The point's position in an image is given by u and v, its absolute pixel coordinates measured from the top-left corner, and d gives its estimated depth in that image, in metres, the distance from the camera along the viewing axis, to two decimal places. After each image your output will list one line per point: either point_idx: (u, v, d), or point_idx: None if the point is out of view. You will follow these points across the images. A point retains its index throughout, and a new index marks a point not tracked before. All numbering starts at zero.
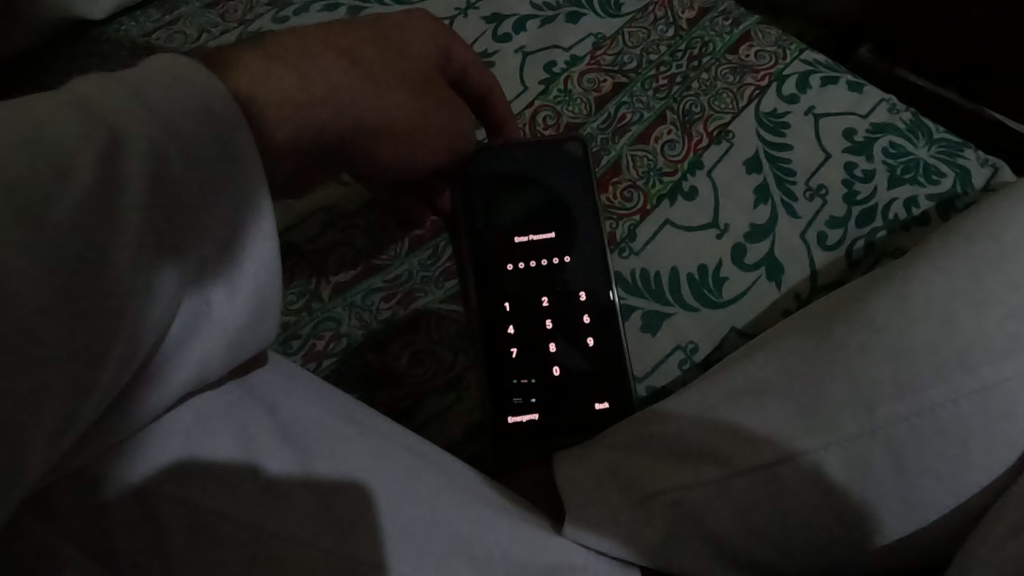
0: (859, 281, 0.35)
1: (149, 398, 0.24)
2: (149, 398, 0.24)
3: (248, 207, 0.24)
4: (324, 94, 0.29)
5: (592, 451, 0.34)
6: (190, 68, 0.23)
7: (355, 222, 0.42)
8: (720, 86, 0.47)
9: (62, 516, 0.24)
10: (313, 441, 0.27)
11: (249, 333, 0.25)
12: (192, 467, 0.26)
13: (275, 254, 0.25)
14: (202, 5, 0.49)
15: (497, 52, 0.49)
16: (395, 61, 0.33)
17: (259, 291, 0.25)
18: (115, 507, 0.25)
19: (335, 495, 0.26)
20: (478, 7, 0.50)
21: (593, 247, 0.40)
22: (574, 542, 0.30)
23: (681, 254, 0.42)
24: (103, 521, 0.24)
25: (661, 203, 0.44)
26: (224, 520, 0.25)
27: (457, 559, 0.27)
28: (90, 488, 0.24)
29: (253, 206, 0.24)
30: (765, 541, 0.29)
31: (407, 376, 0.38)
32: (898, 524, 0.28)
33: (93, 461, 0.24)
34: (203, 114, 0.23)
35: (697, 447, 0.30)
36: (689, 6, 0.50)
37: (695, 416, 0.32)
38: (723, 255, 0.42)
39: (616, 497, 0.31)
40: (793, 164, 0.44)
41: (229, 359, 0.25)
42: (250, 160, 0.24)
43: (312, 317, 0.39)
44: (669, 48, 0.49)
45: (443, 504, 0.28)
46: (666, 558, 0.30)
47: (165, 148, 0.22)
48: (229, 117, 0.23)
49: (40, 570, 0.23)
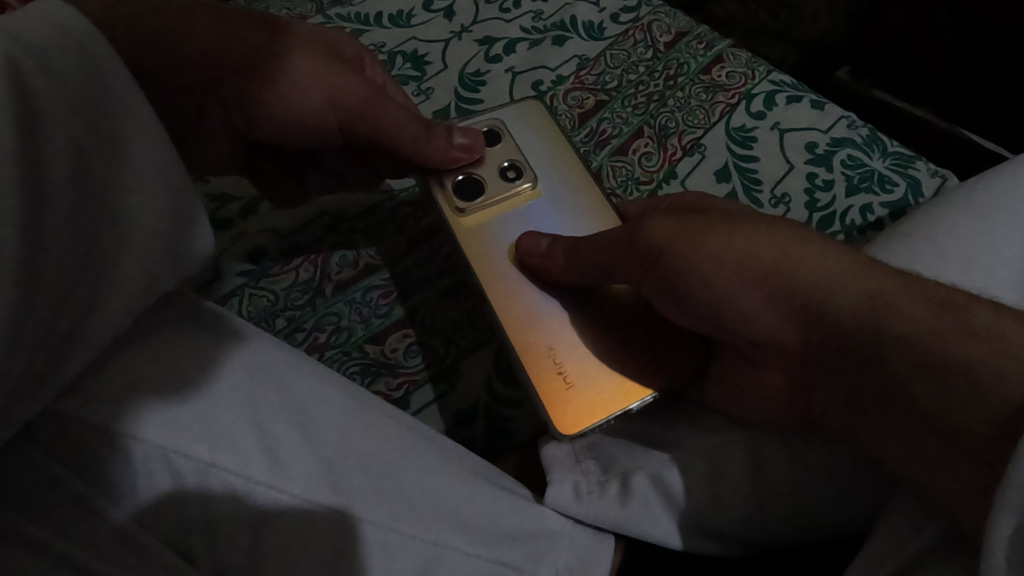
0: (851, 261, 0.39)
1: (90, 342, 0.25)
2: (89, 340, 0.25)
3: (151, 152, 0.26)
4: (166, 15, 0.38)
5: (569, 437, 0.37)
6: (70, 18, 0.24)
7: (355, 225, 0.45)
8: (693, 104, 0.51)
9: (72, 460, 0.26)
10: (317, 421, 0.29)
11: (167, 262, 0.26)
12: (192, 450, 0.26)
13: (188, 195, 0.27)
14: None
15: (489, 72, 0.53)
16: (284, 45, 0.41)
17: (178, 227, 0.27)
18: (128, 472, 0.26)
19: (341, 467, 0.28)
20: (472, 30, 0.55)
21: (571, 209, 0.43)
22: (554, 509, 0.34)
23: (705, 179, 0.48)
24: (110, 483, 0.26)
25: (659, 186, 0.48)
26: (228, 489, 0.27)
27: (448, 524, 0.29)
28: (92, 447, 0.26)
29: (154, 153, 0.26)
30: (714, 507, 0.33)
31: (402, 365, 0.41)
32: (826, 489, 0.32)
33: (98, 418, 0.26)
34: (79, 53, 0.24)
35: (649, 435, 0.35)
36: (667, 31, 0.55)
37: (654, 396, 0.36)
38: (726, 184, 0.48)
39: (594, 470, 0.35)
40: (759, 174, 0.48)
41: (150, 292, 0.26)
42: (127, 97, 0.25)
43: (315, 312, 0.43)
44: (648, 68, 0.53)
45: (438, 481, 0.30)
46: (631, 524, 0.34)
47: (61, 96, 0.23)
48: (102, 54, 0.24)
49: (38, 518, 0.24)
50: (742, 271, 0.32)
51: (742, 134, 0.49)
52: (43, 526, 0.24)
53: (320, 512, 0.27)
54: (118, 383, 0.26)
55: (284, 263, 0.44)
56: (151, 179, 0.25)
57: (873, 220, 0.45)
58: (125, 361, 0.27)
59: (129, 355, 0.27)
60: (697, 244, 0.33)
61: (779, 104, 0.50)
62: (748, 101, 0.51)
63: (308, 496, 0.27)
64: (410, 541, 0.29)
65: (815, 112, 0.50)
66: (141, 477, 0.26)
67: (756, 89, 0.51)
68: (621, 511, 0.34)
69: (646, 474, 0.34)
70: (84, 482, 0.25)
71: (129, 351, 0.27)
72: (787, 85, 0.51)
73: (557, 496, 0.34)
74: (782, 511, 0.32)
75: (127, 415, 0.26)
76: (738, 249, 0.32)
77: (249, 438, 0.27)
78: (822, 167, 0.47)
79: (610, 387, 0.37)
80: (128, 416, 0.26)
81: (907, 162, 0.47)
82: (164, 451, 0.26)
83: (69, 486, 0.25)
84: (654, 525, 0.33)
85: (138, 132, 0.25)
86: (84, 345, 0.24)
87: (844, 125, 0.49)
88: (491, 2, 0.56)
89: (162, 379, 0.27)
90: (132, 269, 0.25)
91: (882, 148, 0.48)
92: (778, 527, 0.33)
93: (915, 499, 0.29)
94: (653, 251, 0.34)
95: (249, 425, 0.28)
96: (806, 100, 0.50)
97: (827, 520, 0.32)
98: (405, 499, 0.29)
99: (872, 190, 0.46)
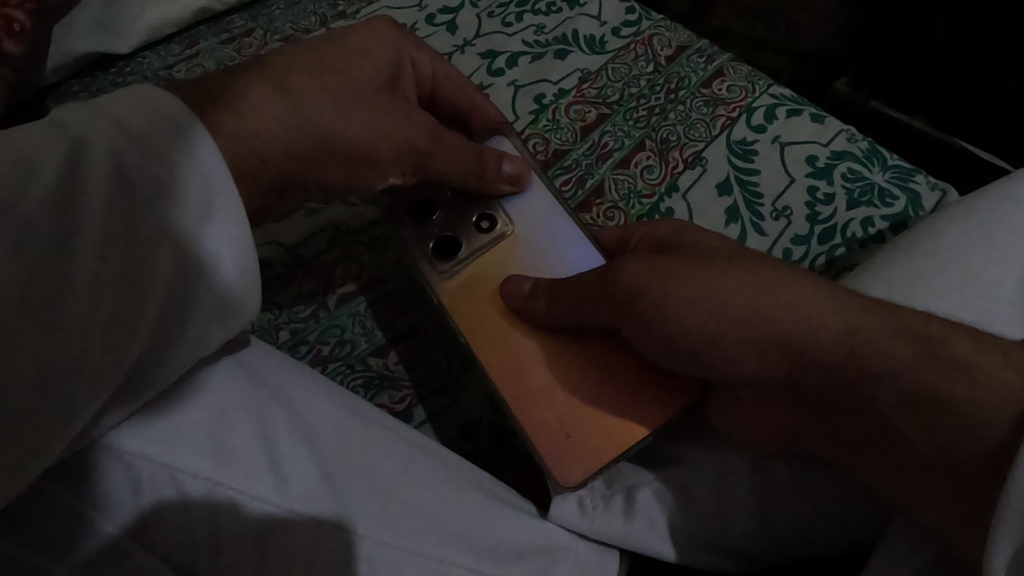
0: (855, 275, 0.39)
1: (140, 386, 0.25)
2: (142, 386, 0.25)
3: (217, 205, 0.26)
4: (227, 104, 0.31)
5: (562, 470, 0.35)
6: (154, 91, 0.26)
7: (359, 238, 0.45)
8: (694, 117, 0.51)
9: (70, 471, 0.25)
10: (324, 437, 0.29)
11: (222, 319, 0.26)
12: (203, 467, 0.26)
13: (249, 243, 0.27)
14: (219, 41, 0.56)
15: (491, 85, 0.54)
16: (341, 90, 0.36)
17: (235, 281, 0.26)
18: (135, 485, 0.26)
19: (346, 484, 0.28)
20: (474, 44, 0.55)
21: (560, 239, 0.42)
22: (558, 525, 0.34)
23: (705, 197, 0.48)
24: (111, 497, 0.25)
25: (662, 200, 0.48)
26: (233, 504, 0.26)
27: (455, 541, 0.29)
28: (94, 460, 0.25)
29: (222, 206, 0.26)
30: (717, 523, 0.33)
31: (405, 378, 0.41)
32: (828, 504, 0.32)
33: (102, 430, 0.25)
34: (159, 119, 0.25)
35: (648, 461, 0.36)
36: (668, 44, 0.55)
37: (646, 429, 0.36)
38: (714, 209, 0.48)
39: (598, 485, 0.35)
40: (760, 187, 0.48)
41: (201, 343, 0.26)
42: (199, 149, 0.26)
43: (318, 325, 0.43)
44: (649, 82, 0.53)
45: (444, 497, 0.30)
46: (636, 541, 0.33)
47: (125, 152, 0.24)
48: (180, 116, 0.26)
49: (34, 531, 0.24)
50: (721, 311, 0.32)
51: (743, 147, 0.50)
52: (41, 546, 0.24)
53: (324, 530, 0.27)
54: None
55: (286, 277, 0.44)
56: (213, 231, 0.25)
57: (874, 233, 0.45)
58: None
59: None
60: (675, 287, 0.33)
61: (780, 118, 0.51)
62: (748, 115, 0.51)
63: (315, 513, 0.27)
64: (416, 559, 0.28)
65: (815, 125, 0.50)
66: (146, 493, 0.26)
67: (757, 103, 0.52)
68: (625, 527, 0.34)
69: (649, 489, 0.34)
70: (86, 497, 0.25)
71: None
72: (787, 99, 0.52)
73: (561, 512, 0.34)
74: (788, 527, 0.32)
75: (137, 429, 0.26)
76: (713, 290, 0.33)
77: (256, 455, 0.27)
78: (823, 181, 0.48)
79: (600, 435, 0.36)
80: (135, 432, 0.26)
81: (906, 175, 0.48)
82: (169, 473, 0.26)
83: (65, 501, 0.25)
84: (659, 541, 0.33)
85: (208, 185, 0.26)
86: (138, 392, 0.25)
87: (844, 138, 0.49)
88: (493, 16, 0.57)
89: (170, 394, 0.27)
90: (173, 313, 0.25)
91: (881, 161, 0.48)
92: (781, 544, 0.32)
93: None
94: (630, 293, 0.34)
95: (257, 439, 0.28)
96: (806, 113, 0.51)
97: (830, 536, 0.32)
98: (411, 517, 0.29)
99: (873, 204, 0.46)
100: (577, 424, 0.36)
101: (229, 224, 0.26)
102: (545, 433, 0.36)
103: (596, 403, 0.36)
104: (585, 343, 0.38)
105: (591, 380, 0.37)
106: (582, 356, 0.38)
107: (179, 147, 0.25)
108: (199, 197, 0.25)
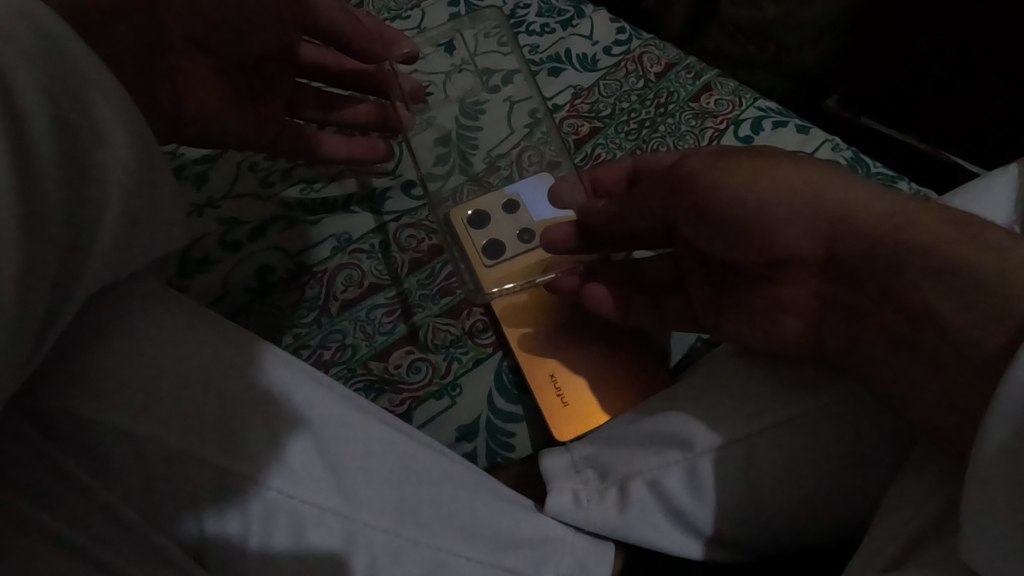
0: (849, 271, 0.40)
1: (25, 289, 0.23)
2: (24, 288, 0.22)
3: (100, 121, 0.26)
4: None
5: (547, 402, 0.42)
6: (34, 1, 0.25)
7: (360, 247, 0.47)
8: (683, 129, 0.54)
9: (71, 443, 0.27)
10: (328, 426, 0.30)
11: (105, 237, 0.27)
12: (194, 451, 0.27)
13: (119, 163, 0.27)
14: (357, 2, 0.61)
15: (487, 102, 0.55)
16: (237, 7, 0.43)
17: (128, 201, 0.27)
18: (133, 460, 0.27)
19: (347, 471, 0.29)
20: (472, 62, 0.56)
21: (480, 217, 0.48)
22: (553, 518, 0.35)
23: None
24: (107, 468, 0.27)
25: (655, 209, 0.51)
26: (243, 479, 0.27)
27: (450, 529, 0.31)
28: (92, 437, 0.26)
29: (100, 120, 0.26)
30: (710, 514, 0.32)
31: (405, 381, 0.43)
32: (824, 500, 0.31)
33: (92, 410, 0.26)
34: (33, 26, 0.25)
35: (642, 376, 0.42)
36: (657, 61, 0.57)
37: (649, 355, 0.43)
38: None
39: (593, 479, 0.35)
40: None
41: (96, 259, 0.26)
42: (75, 52, 0.26)
43: (321, 330, 0.44)
44: (639, 97, 0.56)
45: (438, 488, 0.31)
46: (634, 529, 0.34)
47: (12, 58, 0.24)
48: (43, 17, 0.25)
49: (41, 493, 0.26)
50: (767, 199, 0.34)
51: None
52: (42, 505, 0.26)
53: (330, 519, 0.28)
54: (112, 378, 0.27)
55: (290, 281, 0.46)
56: (107, 156, 0.26)
57: None
58: (129, 360, 0.27)
59: (114, 358, 0.27)
60: (731, 174, 0.35)
61: (766, 129, 0.53)
62: (736, 127, 0.53)
63: (317, 500, 0.28)
64: (412, 544, 0.30)
65: (800, 135, 0.52)
66: (143, 469, 0.27)
67: (743, 115, 0.54)
68: (619, 518, 0.34)
69: (644, 481, 0.34)
70: (92, 472, 0.26)
71: (123, 362, 0.27)
72: (773, 111, 0.54)
73: (557, 504, 0.35)
74: (780, 515, 0.32)
75: (131, 414, 0.27)
76: (762, 188, 0.34)
77: (260, 443, 0.28)
78: None
79: (594, 390, 0.42)
80: (161, 393, 0.27)
81: (890, 182, 0.49)
82: (232, 430, 0.28)
83: (63, 473, 0.26)
84: (651, 531, 0.33)
85: (94, 105, 0.26)
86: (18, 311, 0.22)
87: (828, 148, 0.51)
88: None
89: (156, 383, 0.27)
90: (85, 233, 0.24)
91: (864, 169, 0.50)
92: (771, 532, 0.32)
93: (920, 483, 0.28)
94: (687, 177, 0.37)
95: (260, 428, 0.28)
96: (791, 125, 0.53)
97: (821, 527, 0.32)
98: (409, 502, 0.30)
99: None
100: (564, 378, 0.42)
101: (103, 144, 0.26)
102: (540, 384, 0.42)
103: (602, 358, 0.43)
104: (581, 327, 0.44)
105: (577, 357, 0.43)
106: (574, 335, 0.44)
107: (70, 63, 0.26)
108: (76, 127, 0.25)
